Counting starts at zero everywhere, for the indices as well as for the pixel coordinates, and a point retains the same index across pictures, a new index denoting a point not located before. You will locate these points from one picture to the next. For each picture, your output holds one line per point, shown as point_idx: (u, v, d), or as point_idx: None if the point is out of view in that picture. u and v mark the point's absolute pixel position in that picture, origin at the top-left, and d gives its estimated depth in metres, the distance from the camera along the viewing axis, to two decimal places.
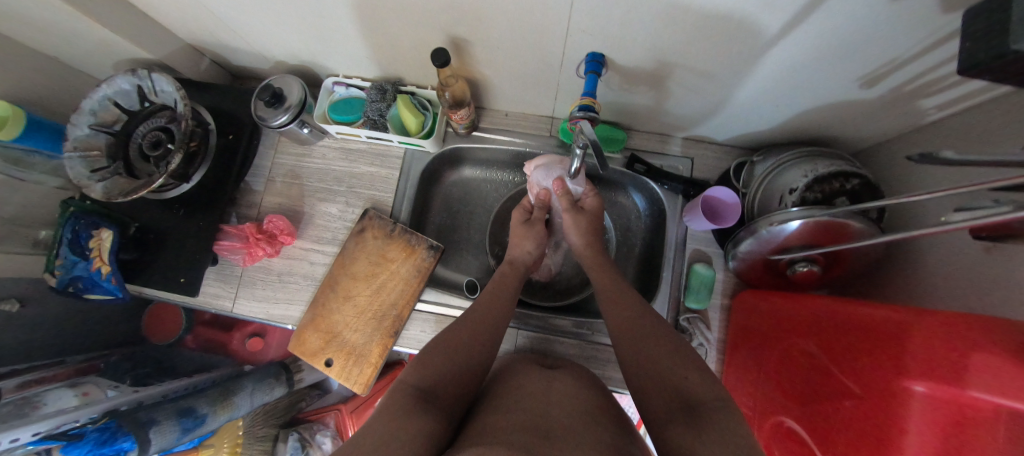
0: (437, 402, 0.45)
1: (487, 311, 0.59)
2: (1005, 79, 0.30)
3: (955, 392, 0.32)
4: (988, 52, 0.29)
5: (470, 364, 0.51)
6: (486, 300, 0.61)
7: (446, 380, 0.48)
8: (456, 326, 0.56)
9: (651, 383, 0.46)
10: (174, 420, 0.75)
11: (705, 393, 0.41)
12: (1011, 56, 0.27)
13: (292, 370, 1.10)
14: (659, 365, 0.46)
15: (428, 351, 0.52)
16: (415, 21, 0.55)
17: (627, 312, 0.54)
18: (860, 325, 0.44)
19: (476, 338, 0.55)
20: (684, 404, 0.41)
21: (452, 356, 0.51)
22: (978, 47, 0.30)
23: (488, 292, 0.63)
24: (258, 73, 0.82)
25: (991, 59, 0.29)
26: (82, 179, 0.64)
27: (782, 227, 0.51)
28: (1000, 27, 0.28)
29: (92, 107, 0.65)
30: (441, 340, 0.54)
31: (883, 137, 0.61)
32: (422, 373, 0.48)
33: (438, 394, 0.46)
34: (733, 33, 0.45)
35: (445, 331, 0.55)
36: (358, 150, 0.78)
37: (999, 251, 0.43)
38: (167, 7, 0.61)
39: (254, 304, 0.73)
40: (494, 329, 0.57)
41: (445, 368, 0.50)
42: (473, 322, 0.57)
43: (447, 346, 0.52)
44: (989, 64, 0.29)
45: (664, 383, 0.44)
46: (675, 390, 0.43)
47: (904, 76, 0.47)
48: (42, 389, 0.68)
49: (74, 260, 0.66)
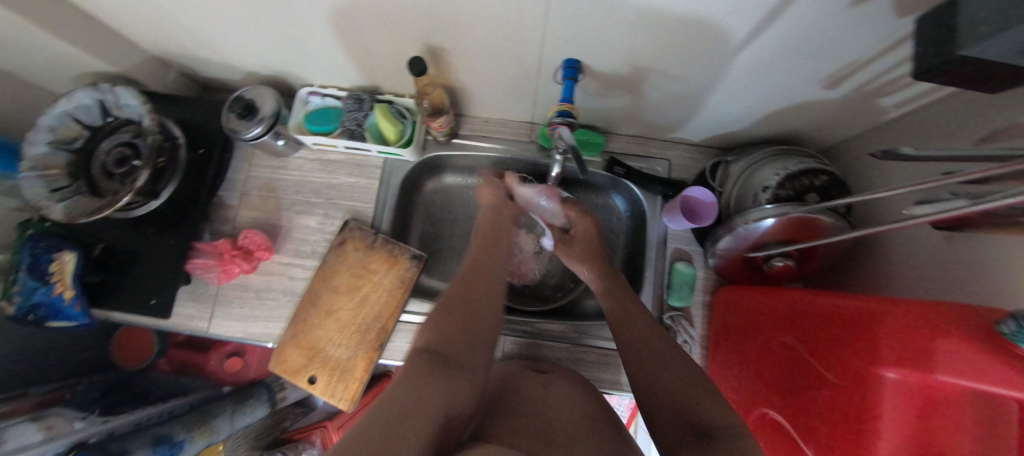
0: (452, 366, 0.44)
1: (486, 276, 0.58)
2: (957, 80, 0.31)
3: (924, 376, 0.33)
4: (939, 57, 0.30)
5: (479, 326, 0.50)
6: (481, 260, 0.60)
7: (454, 343, 0.47)
8: (456, 290, 0.54)
9: (657, 402, 0.44)
10: (149, 448, 0.71)
11: (722, 418, 0.38)
12: (960, 60, 0.28)
13: (275, 388, 1.06)
14: (665, 384, 0.45)
15: (433, 317, 0.51)
16: (390, 30, 0.54)
17: (635, 334, 0.53)
18: (833, 315, 0.45)
19: (479, 302, 0.53)
20: (701, 429, 0.38)
21: (457, 319, 0.50)
22: (929, 52, 0.32)
23: (484, 254, 0.61)
24: (229, 85, 0.80)
25: (942, 62, 0.30)
26: (40, 200, 0.60)
27: (758, 224, 0.52)
28: (948, 31, 0.30)
29: (49, 122, 0.61)
30: (443, 305, 0.52)
31: (848, 134, 0.64)
32: (431, 338, 0.47)
33: (450, 358, 0.45)
34: (702, 38, 0.47)
35: (447, 295, 0.53)
36: (336, 160, 0.77)
37: (956, 240, 0.45)
38: (130, 19, 0.59)
39: (231, 323, 0.71)
40: (495, 292, 0.56)
41: (452, 333, 0.48)
42: (472, 284, 0.55)
43: (450, 312, 0.51)
44: (940, 67, 0.30)
45: (672, 406, 0.42)
46: (683, 412, 0.41)
47: (863, 77, 0.49)
48: (1, 425, 0.63)
49: (33, 285, 0.61)
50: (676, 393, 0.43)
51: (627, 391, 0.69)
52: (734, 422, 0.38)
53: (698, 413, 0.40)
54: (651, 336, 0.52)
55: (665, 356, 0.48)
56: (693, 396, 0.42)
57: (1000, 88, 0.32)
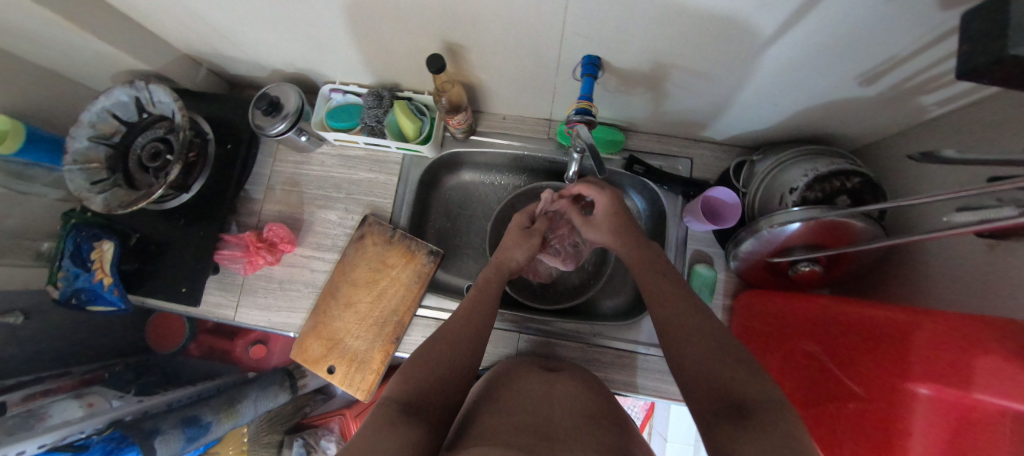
0: (421, 414, 0.42)
1: (468, 319, 0.56)
2: (1002, 81, 0.30)
3: (960, 394, 0.32)
4: (985, 55, 0.29)
5: (453, 374, 0.49)
6: (465, 307, 0.58)
7: (433, 388, 0.46)
8: (432, 340, 0.52)
9: (693, 386, 0.43)
10: (178, 429, 0.75)
11: (758, 393, 0.37)
12: (1009, 60, 0.27)
13: (296, 376, 1.10)
14: (699, 363, 0.43)
15: (408, 365, 0.49)
16: (410, 28, 0.55)
17: (669, 311, 0.50)
18: (862, 326, 0.43)
19: (456, 348, 0.51)
20: (733, 404, 0.38)
21: (437, 362, 0.49)
22: (973, 50, 0.30)
23: (467, 302, 0.59)
24: (255, 82, 0.82)
25: (990, 62, 0.29)
26: (82, 191, 0.64)
27: (784, 228, 0.51)
28: (999, 30, 0.28)
29: (89, 118, 0.65)
30: (420, 354, 0.50)
31: (884, 133, 0.61)
32: (405, 387, 0.46)
33: (423, 404, 0.44)
34: (728, 33, 0.45)
35: (422, 344, 0.52)
36: (356, 156, 0.78)
37: (1001, 249, 0.42)
38: (163, 18, 0.61)
39: (256, 312, 0.73)
40: (476, 334, 0.54)
41: (426, 381, 0.47)
42: (458, 329, 0.54)
43: (427, 360, 0.49)
44: (988, 66, 0.29)
45: (706, 383, 0.41)
46: (724, 390, 0.39)
47: (902, 74, 0.47)
48: (47, 401, 0.68)
49: (75, 272, 0.66)
50: (715, 373, 0.41)
51: (642, 393, 0.69)
52: (775, 398, 0.36)
53: (731, 387, 0.39)
54: (687, 312, 0.49)
55: (689, 332, 0.47)
56: (725, 371, 0.41)
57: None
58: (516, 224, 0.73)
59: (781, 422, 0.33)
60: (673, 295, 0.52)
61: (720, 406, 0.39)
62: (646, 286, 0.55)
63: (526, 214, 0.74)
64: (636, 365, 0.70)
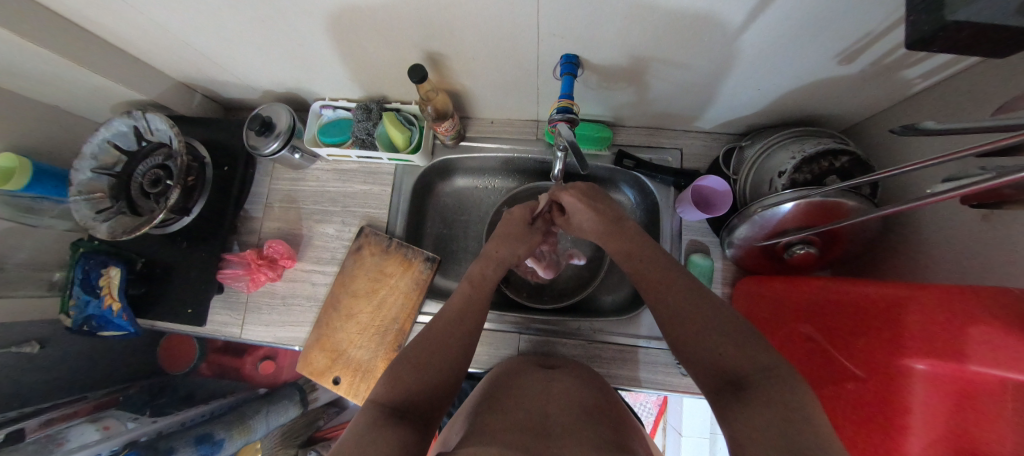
0: (410, 417, 0.42)
1: (457, 321, 0.55)
2: (954, 49, 0.30)
3: (956, 367, 0.32)
4: (931, 25, 0.30)
5: (444, 372, 0.49)
6: (459, 307, 0.57)
7: (419, 394, 0.45)
8: (423, 339, 0.52)
9: (690, 359, 0.42)
10: (192, 447, 0.78)
11: (747, 364, 0.37)
12: (952, 27, 0.28)
13: (307, 390, 1.13)
14: (698, 345, 0.42)
15: (397, 365, 0.48)
16: (390, 42, 0.56)
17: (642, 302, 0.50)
18: (855, 306, 0.43)
19: (451, 349, 0.51)
20: (727, 379, 0.38)
21: (430, 361, 0.49)
22: (922, 19, 0.30)
23: (459, 299, 0.58)
24: (248, 103, 0.84)
25: (939, 31, 0.29)
26: (88, 221, 0.66)
27: (775, 210, 0.51)
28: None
29: (92, 150, 0.68)
30: (410, 356, 0.49)
31: (871, 111, 0.61)
32: (394, 390, 0.45)
33: (411, 408, 0.43)
34: (699, 26, 0.46)
35: (412, 344, 0.51)
36: (350, 169, 0.80)
37: (995, 218, 0.42)
38: (155, 49, 0.64)
39: (261, 328, 0.75)
40: (468, 336, 0.53)
41: (417, 382, 0.46)
42: (451, 324, 0.54)
43: (419, 363, 0.48)
44: (937, 36, 0.29)
45: (703, 361, 0.40)
46: (716, 363, 0.39)
47: (879, 50, 0.47)
48: (64, 426, 0.70)
49: (86, 299, 0.69)
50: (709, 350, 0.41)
51: (645, 387, 0.68)
52: (767, 363, 0.36)
53: (725, 364, 0.39)
54: (676, 283, 0.48)
55: (683, 314, 0.44)
56: (715, 344, 0.40)
57: (1002, 55, 0.31)
58: (518, 217, 0.69)
59: (779, 388, 0.34)
60: (658, 277, 0.50)
61: (720, 381, 0.38)
62: (643, 260, 0.53)
63: (527, 209, 0.70)
64: (638, 359, 0.69)
